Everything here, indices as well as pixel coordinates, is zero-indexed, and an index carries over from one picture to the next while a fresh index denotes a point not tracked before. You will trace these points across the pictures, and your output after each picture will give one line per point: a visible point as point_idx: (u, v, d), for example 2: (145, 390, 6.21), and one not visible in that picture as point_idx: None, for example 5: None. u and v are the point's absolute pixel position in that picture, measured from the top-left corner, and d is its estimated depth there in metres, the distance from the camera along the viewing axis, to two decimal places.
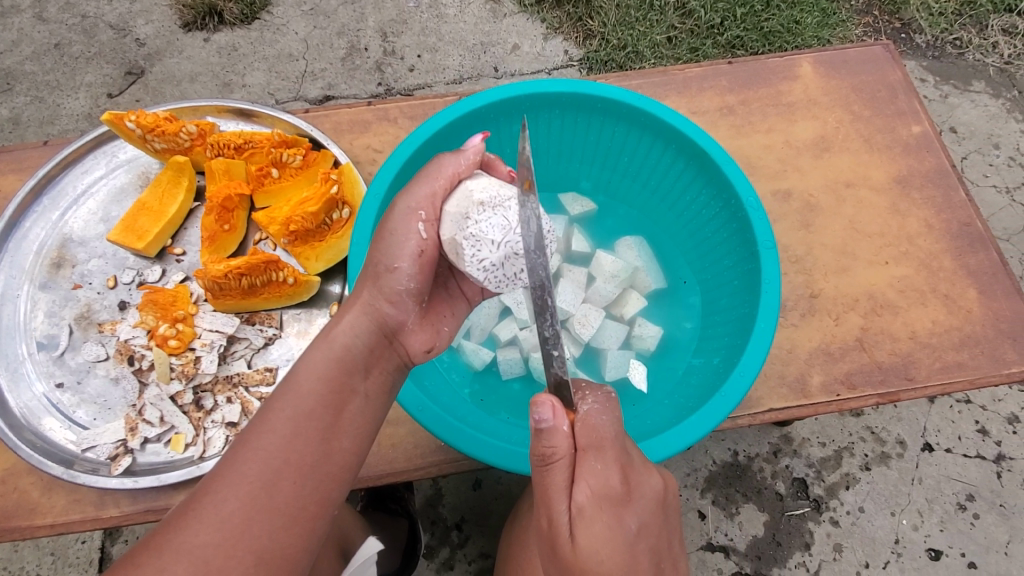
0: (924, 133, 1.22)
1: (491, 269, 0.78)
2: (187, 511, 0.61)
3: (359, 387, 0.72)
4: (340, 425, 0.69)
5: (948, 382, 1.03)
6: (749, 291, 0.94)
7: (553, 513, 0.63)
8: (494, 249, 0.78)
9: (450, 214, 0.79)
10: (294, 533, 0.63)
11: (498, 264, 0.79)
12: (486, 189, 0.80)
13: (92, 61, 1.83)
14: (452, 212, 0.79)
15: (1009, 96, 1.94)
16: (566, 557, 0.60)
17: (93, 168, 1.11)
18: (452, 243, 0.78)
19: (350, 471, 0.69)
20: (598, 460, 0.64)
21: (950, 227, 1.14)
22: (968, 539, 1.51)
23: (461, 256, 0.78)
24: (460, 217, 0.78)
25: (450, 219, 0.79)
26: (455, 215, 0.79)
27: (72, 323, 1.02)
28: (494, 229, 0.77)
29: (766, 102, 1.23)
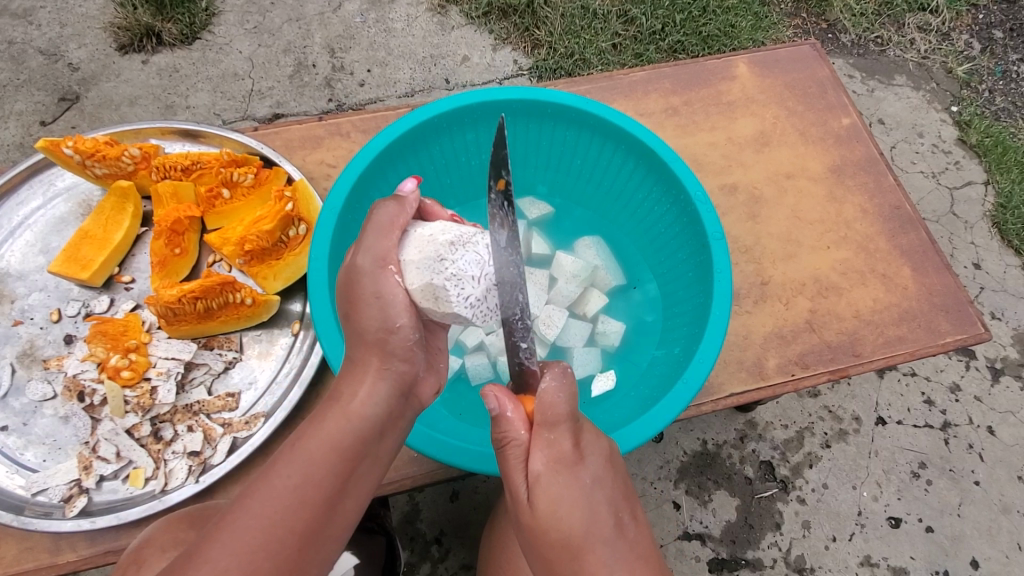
0: (853, 124, 1.30)
1: (477, 304, 0.76)
2: None
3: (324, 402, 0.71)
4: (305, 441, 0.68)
5: (891, 356, 1.10)
6: (702, 281, 0.98)
7: (513, 489, 0.68)
8: (474, 285, 0.76)
9: (414, 265, 0.75)
10: (271, 558, 0.61)
11: (481, 297, 0.77)
12: (443, 233, 0.78)
13: (21, 88, 1.75)
14: (415, 262, 0.75)
15: (928, 88, 2.09)
16: (528, 520, 0.66)
17: (29, 198, 1.06)
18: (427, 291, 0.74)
19: (322, 489, 0.68)
20: (551, 432, 0.67)
21: (883, 210, 1.22)
22: (923, 505, 1.59)
23: (445, 299, 0.74)
24: (428, 264, 0.74)
25: (417, 268, 0.74)
26: (420, 263, 0.75)
27: (14, 362, 0.96)
28: (471, 263, 0.76)
29: (708, 101, 1.28)
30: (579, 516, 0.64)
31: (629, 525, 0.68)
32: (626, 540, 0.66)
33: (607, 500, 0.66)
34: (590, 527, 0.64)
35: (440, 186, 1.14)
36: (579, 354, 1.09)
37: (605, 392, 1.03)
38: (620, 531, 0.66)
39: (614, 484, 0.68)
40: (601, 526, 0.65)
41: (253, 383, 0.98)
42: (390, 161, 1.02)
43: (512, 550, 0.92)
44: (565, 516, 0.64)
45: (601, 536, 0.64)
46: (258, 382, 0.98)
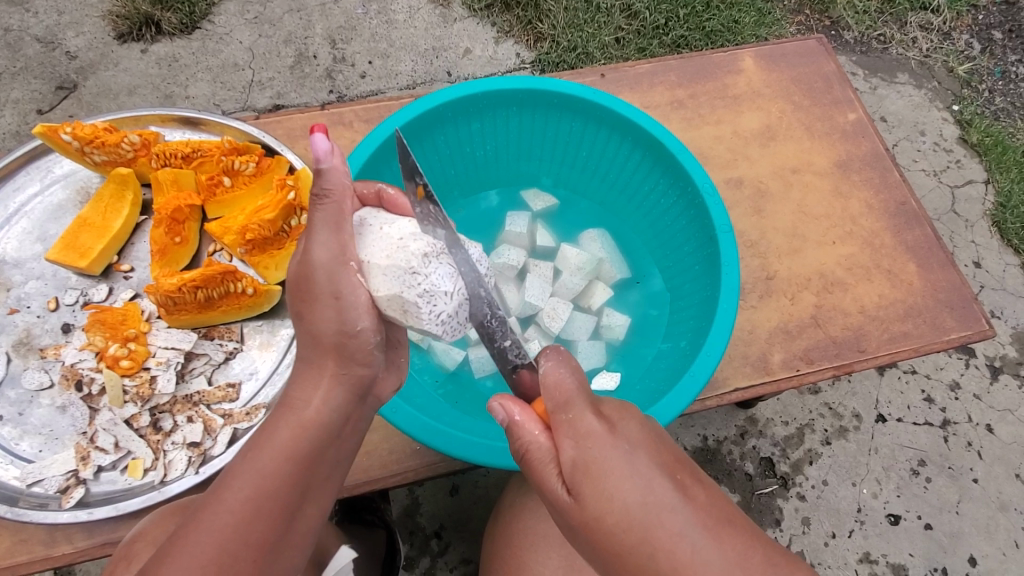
0: (859, 120, 1.29)
1: (447, 320, 0.74)
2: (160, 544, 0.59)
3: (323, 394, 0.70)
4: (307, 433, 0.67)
5: (896, 352, 1.09)
6: (709, 275, 0.97)
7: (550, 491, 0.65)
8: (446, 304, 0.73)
9: (376, 267, 0.71)
10: None
11: (453, 313, 0.74)
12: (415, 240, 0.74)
13: (18, 76, 1.73)
14: (377, 265, 0.72)
15: (929, 86, 2.08)
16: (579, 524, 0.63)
17: (26, 184, 1.04)
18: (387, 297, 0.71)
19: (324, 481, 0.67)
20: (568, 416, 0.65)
21: (888, 206, 1.21)
22: (922, 502, 1.59)
23: (414, 315, 0.71)
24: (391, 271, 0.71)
25: (379, 272, 0.71)
26: (383, 266, 0.71)
27: (9, 350, 0.95)
28: (445, 279, 0.73)
29: (713, 95, 1.27)
30: (631, 488, 0.60)
31: (692, 486, 0.62)
32: (693, 503, 0.61)
33: (650, 463, 0.62)
34: (647, 498, 0.60)
35: (445, 177, 1.13)
36: (584, 347, 1.08)
37: (607, 390, 1.02)
38: (684, 496, 0.61)
39: (656, 450, 0.64)
40: (660, 493, 0.60)
41: (255, 373, 0.96)
42: (396, 149, 1.00)
43: (516, 544, 0.91)
44: (614, 490, 0.60)
45: (664, 502, 0.59)
46: (259, 372, 0.97)
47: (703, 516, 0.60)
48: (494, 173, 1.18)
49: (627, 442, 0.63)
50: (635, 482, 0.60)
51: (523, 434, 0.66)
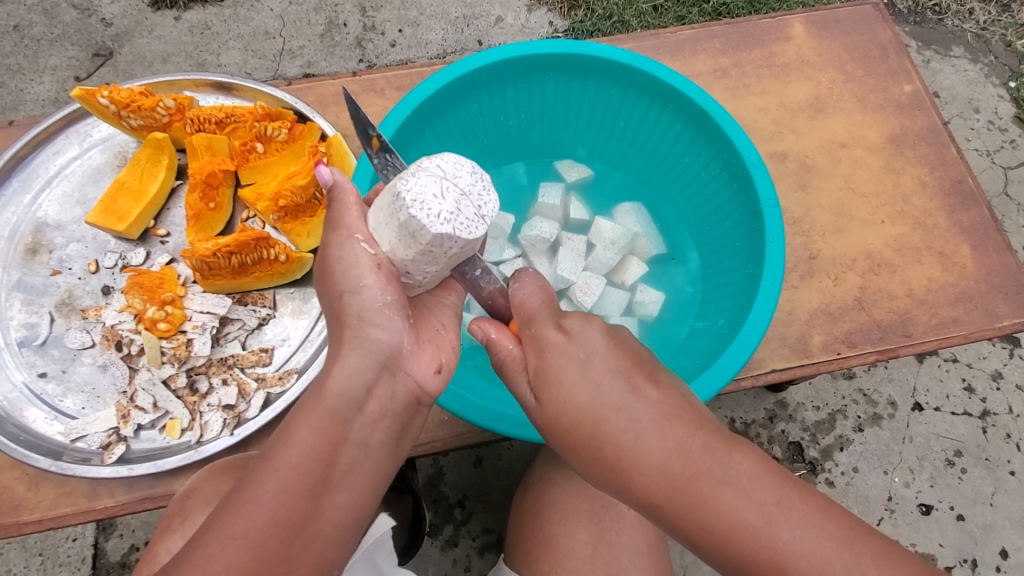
0: (916, 92, 1.21)
1: (451, 217, 0.66)
2: None
3: None
4: None
5: (944, 338, 1.04)
6: (752, 252, 0.94)
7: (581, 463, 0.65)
8: (470, 218, 0.67)
9: (382, 226, 0.68)
10: None
11: (453, 210, 0.67)
12: (416, 180, 0.67)
13: (55, 43, 1.74)
14: (382, 226, 0.68)
15: (987, 61, 1.95)
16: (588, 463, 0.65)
17: (65, 148, 1.06)
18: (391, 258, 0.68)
19: None
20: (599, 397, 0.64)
21: (943, 183, 1.14)
22: (956, 493, 1.55)
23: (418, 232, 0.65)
24: (405, 212, 0.65)
25: (388, 233, 0.67)
26: (392, 219, 0.67)
27: (53, 311, 0.97)
28: (426, 184, 0.67)
29: (760, 63, 1.21)
30: (580, 391, 0.65)
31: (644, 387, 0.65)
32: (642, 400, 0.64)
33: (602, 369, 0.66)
34: (595, 400, 0.64)
35: (479, 147, 1.10)
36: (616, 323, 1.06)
37: None
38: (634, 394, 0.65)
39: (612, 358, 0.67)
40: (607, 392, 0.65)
41: (287, 340, 0.98)
42: (430, 116, 0.97)
43: (543, 517, 0.91)
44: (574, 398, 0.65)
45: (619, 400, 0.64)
46: (291, 339, 0.98)
47: (654, 413, 0.64)
48: (527, 143, 1.15)
49: (583, 351, 0.67)
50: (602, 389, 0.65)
51: (501, 350, 0.71)
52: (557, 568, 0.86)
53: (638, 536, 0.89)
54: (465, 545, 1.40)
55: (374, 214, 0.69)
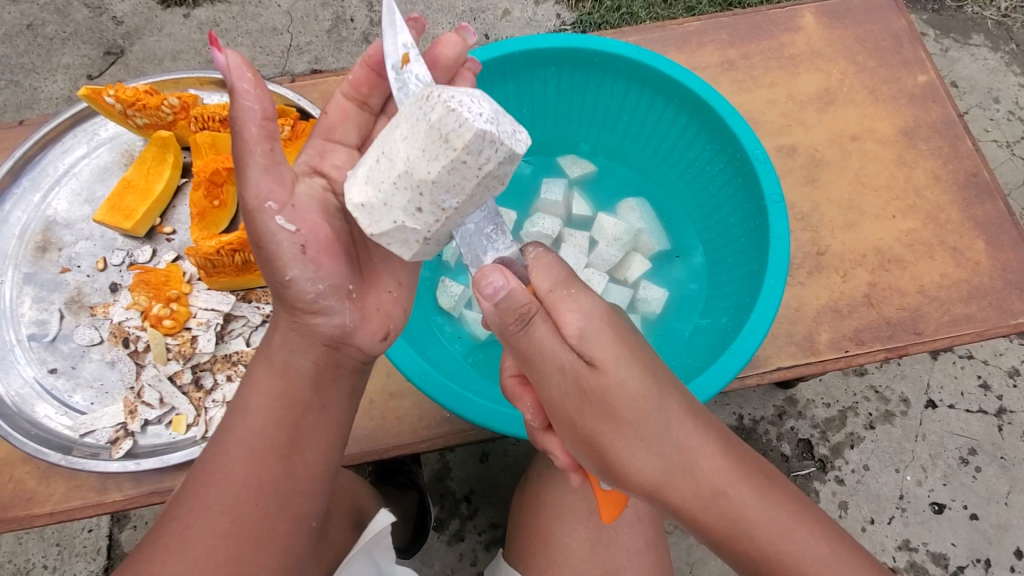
0: (930, 82, 1.18)
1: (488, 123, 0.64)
2: None
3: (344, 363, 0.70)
4: None
5: (956, 335, 1.02)
6: (756, 248, 0.92)
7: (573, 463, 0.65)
8: (504, 133, 0.64)
9: (399, 147, 0.67)
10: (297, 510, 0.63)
11: (491, 117, 0.64)
12: (451, 94, 0.65)
13: (68, 41, 1.76)
14: (398, 146, 0.67)
15: (1008, 49, 1.89)
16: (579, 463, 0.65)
17: (73, 146, 1.07)
18: (391, 195, 0.67)
19: None
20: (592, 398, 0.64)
21: (958, 177, 1.11)
22: (970, 492, 1.52)
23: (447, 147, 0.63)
24: (432, 118, 0.64)
25: (405, 152, 0.66)
26: (414, 134, 0.66)
27: (62, 308, 0.99)
28: (457, 99, 0.65)
29: (768, 55, 1.18)
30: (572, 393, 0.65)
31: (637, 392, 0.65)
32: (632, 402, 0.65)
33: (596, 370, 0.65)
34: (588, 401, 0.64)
35: None
36: None
37: None
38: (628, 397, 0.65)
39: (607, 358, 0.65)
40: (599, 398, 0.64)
41: None
42: None
43: (544, 514, 0.90)
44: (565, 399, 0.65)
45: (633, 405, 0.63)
46: None
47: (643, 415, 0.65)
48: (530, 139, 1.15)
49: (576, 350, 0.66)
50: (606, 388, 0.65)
51: (525, 305, 0.63)
52: (556, 564, 0.86)
53: (637, 534, 0.88)
54: (472, 540, 1.41)
55: (386, 141, 0.69)
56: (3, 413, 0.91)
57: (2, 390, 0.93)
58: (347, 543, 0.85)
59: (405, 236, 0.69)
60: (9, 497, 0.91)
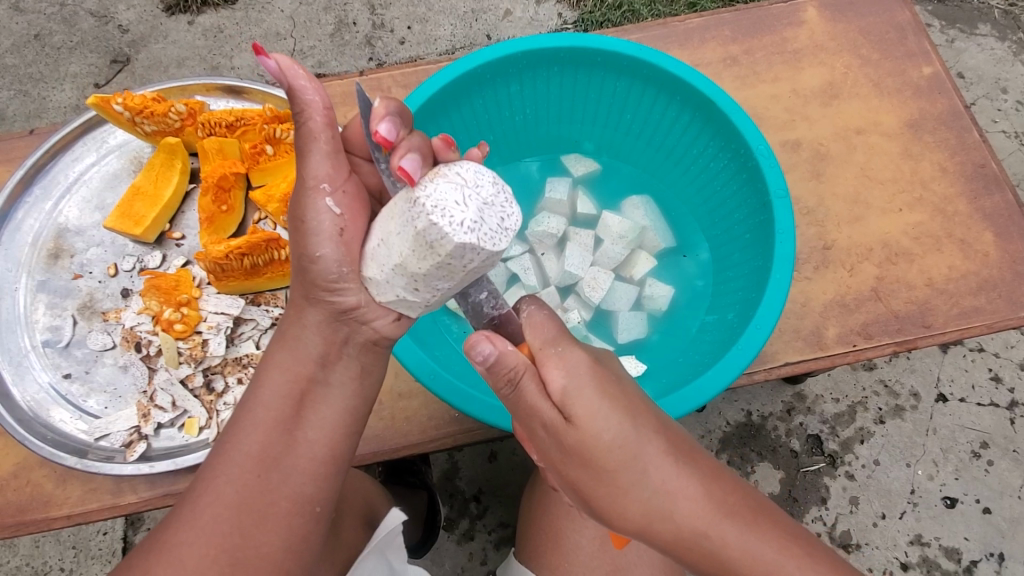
0: (936, 74, 1.17)
1: (475, 227, 0.61)
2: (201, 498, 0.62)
3: None
4: None
5: (965, 328, 1.01)
6: (762, 244, 0.92)
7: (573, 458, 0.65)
8: (488, 234, 0.62)
9: (395, 238, 0.67)
10: None
11: (476, 218, 0.62)
12: (436, 189, 0.62)
13: (75, 50, 1.79)
14: (394, 237, 0.67)
15: (1015, 38, 1.87)
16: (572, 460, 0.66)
17: (83, 154, 1.08)
18: (391, 276, 0.68)
19: None
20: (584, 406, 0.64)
21: (965, 168, 1.11)
22: (982, 486, 1.51)
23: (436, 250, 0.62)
24: (419, 226, 0.62)
25: (399, 247, 0.66)
26: (405, 233, 0.65)
27: (75, 314, 1.00)
28: (444, 192, 0.62)
29: (771, 50, 1.18)
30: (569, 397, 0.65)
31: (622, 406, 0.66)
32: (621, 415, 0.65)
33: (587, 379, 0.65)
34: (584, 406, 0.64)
35: (484, 144, 1.10)
36: (625, 318, 1.05)
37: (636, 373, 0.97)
38: (615, 406, 0.65)
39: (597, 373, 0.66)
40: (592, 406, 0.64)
41: None
42: (435, 113, 0.97)
43: (553, 512, 0.91)
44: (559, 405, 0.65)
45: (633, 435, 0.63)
46: None
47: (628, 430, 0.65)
48: (533, 138, 1.15)
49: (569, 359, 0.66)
50: (615, 423, 0.65)
51: (512, 366, 0.65)
52: (565, 562, 0.87)
53: None
54: (482, 539, 1.42)
55: (383, 227, 0.69)
56: (19, 419, 0.92)
57: (18, 395, 0.95)
58: (358, 541, 0.86)
59: (409, 303, 0.71)
60: (26, 500, 0.92)
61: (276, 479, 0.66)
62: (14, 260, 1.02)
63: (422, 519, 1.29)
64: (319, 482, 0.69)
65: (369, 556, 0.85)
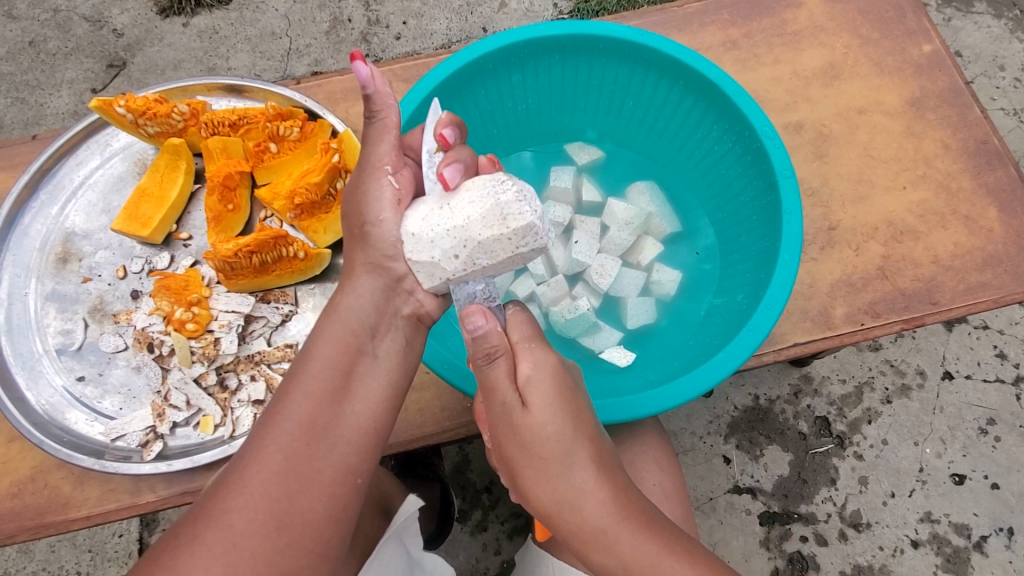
0: (935, 51, 1.17)
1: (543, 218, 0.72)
2: (213, 494, 0.62)
3: (361, 356, 0.71)
4: (347, 393, 0.69)
5: (972, 304, 1.02)
6: (769, 225, 0.92)
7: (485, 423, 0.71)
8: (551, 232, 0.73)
9: (461, 206, 0.72)
10: (320, 501, 0.64)
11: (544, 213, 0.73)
12: (519, 184, 0.73)
13: (70, 56, 1.78)
14: (461, 203, 0.72)
15: (1012, 14, 1.87)
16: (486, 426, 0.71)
17: (87, 159, 1.08)
18: (438, 238, 0.72)
19: (373, 440, 0.70)
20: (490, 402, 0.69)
21: (967, 145, 1.11)
22: (991, 462, 1.52)
23: (511, 223, 0.70)
24: (503, 199, 0.70)
25: (467, 213, 0.71)
26: (480, 201, 0.71)
27: (86, 317, 1.01)
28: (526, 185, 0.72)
29: (771, 32, 1.18)
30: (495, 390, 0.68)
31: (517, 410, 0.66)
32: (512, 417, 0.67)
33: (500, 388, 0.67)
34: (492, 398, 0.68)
35: (489, 136, 1.10)
36: (633, 304, 1.06)
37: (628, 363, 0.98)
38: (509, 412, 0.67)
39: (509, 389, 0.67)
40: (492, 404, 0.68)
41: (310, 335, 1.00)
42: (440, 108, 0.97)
43: None
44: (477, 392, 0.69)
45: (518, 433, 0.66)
46: None
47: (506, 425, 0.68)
48: (537, 128, 1.15)
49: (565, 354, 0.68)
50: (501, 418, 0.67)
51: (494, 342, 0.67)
52: None
53: None
54: (495, 529, 1.43)
55: (446, 196, 0.73)
56: (35, 422, 0.93)
57: (32, 399, 0.95)
58: (375, 532, 0.86)
59: (434, 270, 0.73)
60: (46, 502, 0.93)
61: (321, 444, 0.65)
62: (23, 265, 1.02)
63: (435, 510, 1.30)
64: (361, 453, 0.68)
65: (389, 541, 0.86)
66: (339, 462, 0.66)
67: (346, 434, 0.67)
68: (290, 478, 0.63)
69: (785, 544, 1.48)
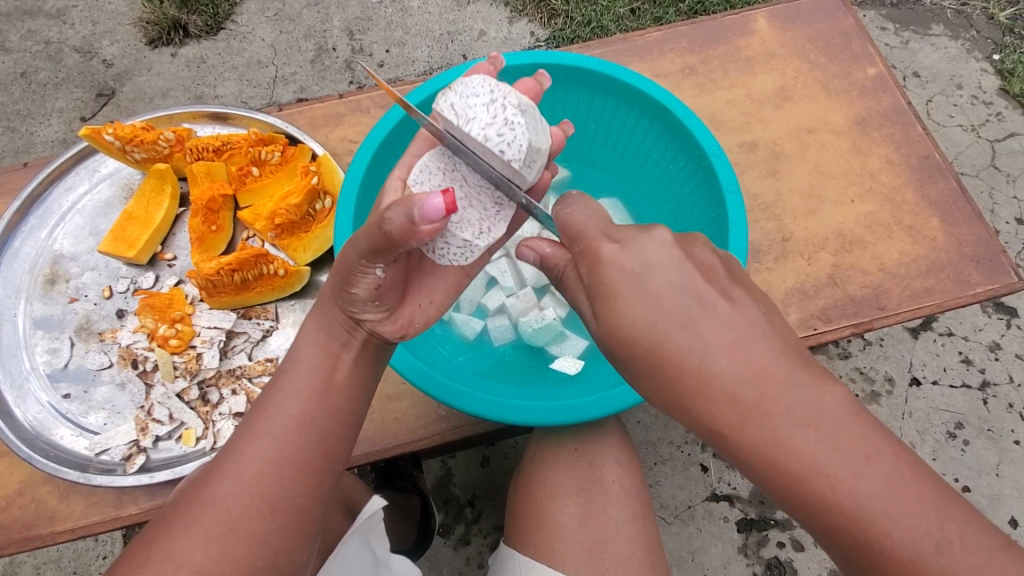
0: (879, 74, 1.26)
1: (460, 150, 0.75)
2: (187, 497, 0.64)
3: (333, 362, 0.74)
4: (319, 398, 0.72)
5: (918, 307, 1.08)
6: (717, 237, 0.98)
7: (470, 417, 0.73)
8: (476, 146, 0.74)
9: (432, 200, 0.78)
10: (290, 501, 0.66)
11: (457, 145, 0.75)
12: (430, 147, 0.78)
13: (61, 86, 1.84)
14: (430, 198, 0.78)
15: (967, 36, 1.98)
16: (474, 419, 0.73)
17: (76, 184, 1.13)
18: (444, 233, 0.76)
19: (345, 443, 0.73)
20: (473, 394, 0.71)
21: (910, 160, 1.18)
22: (960, 465, 1.57)
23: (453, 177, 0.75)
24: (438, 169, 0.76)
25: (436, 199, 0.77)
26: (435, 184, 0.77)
27: (73, 336, 1.04)
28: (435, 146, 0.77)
29: (726, 59, 1.26)
30: None
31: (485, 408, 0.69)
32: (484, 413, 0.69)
33: None
34: None
35: None
36: None
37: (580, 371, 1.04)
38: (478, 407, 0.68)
39: None
40: None
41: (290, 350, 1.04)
42: (411, 133, 1.04)
43: (536, 496, 0.95)
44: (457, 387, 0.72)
45: None
46: None
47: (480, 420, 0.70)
48: None
49: None
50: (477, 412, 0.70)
51: None
52: (551, 542, 0.90)
53: (624, 506, 0.93)
54: (478, 543, 1.45)
55: None
56: (23, 437, 0.95)
57: (19, 415, 0.98)
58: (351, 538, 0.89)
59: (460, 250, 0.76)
60: (32, 516, 0.95)
61: (293, 446, 0.68)
62: (13, 287, 1.06)
63: (416, 523, 1.32)
64: (331, 454, 0.71)
65: (353, 537, 0.87)
66: (310, 461, 0.69)
67: (317, 437, 0.70)
68: (284, 474, 0.66)
69: (763, 549, 1.45)
